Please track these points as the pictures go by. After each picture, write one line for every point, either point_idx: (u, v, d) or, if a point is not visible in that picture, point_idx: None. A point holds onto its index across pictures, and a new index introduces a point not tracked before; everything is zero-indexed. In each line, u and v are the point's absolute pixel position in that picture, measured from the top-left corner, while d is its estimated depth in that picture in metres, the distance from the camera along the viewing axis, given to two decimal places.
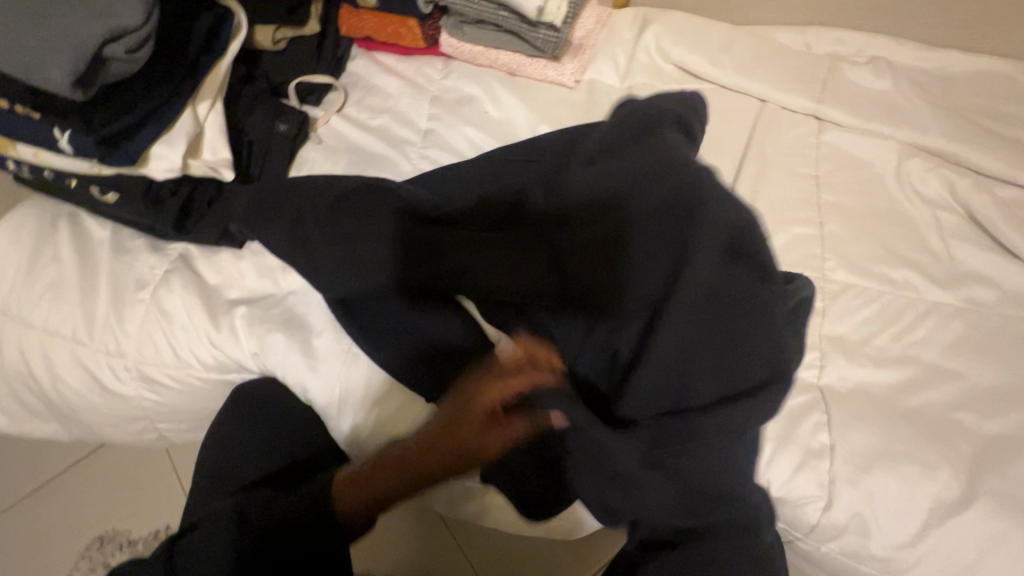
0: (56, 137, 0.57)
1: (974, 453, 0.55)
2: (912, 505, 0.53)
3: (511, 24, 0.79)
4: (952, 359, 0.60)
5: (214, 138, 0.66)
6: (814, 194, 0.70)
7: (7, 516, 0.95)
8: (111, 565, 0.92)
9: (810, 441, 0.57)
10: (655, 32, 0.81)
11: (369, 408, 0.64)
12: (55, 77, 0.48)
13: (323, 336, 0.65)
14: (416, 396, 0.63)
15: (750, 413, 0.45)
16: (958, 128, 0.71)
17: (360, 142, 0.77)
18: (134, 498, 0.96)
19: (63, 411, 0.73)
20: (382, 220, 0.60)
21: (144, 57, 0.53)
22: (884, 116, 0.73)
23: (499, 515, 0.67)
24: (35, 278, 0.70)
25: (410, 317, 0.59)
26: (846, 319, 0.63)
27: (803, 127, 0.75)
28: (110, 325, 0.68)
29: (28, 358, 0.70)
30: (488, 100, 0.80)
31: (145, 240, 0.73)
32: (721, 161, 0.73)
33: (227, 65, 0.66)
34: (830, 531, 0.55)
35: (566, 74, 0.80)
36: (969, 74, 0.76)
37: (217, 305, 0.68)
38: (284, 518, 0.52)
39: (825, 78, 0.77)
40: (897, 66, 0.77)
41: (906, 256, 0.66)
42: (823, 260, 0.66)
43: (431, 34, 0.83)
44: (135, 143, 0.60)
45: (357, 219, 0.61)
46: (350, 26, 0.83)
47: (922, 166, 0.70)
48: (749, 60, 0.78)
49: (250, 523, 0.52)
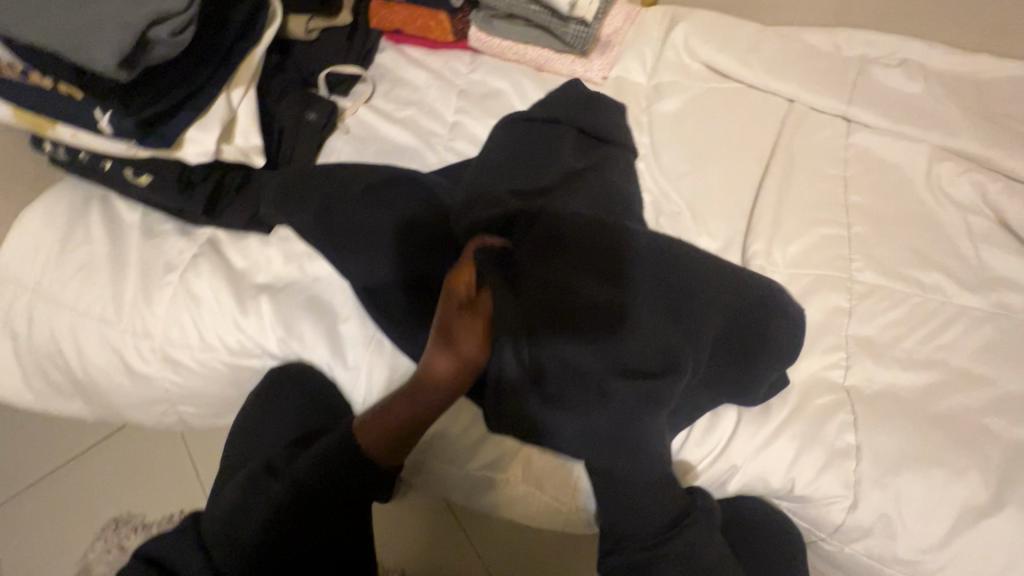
0: (96, 118, 0.58)
1: (1004, 459, 0.54)
2: (939, 509, 0.53)
3: (541, 19, 0.78)
4: (982, 364, 0.59)
5: (247, 124, 0.67)
6: (842, 195, 0.70)
7: (26, 495, 0.96)
8: (127, 546, 0.93)
9: (836, 441, 0.56)
10: (684, 31, 0.81)
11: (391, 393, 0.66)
12: (101, 57, 0.49)
13: (349, 323, 0.67)
14: None
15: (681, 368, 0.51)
16: (990, 133, 0.70)
17: (387, 133, 0.78)
18: (151, 481, 0.97)
19: (89, 390, 0.74)
20: (392, 212, 0.63)
21: (187, 40, 0.54)
22: (915, 119, 0.73)
23: (516, 508, 0.67)
24: (66, 259, 0.71)
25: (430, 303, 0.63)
26: (874, 320, 0.62)
27: (832, 128, 0.75)
28: (138, 306, 0.69)
29: (57, 336, 0.71)
30: (515, 94, 0.80)
31: (175, 224, 0.74)
32: (748, 161, 0.73)
33: (261, 53, 0.67)
34: (855, 532, 0.55)
35: (593, 71, 0.80)
36: (1002, 79, 0.75)
37: (244, 288, 0.69)
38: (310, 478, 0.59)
39: (855, 80, 0.76)
40: (929, 69, 0.77)
41: (936, 259, 0.65)
42: (850, 261, 0.66)
43: (460, 28, 0.84)
44: (173, 126, 0.61)
45: (371, 213, 0.63)
46: (381, 18, 0.84)
47: (953, 169, 0.70)
48: (777, 61, 0.78)
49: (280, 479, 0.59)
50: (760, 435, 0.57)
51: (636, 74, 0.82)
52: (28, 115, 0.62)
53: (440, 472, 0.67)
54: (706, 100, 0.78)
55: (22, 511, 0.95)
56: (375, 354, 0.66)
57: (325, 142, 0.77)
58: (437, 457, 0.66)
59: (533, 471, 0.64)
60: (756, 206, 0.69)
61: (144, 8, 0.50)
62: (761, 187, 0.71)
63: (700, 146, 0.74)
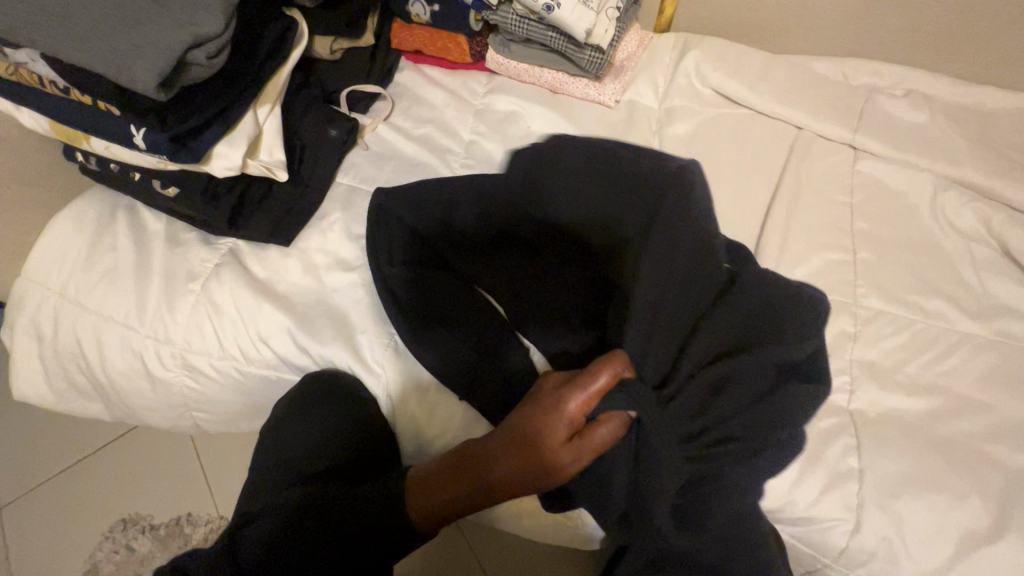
0: (131, 134, 0.62)
1: (1004, 485, 0.55)
2: (940, 534, 0.54)
3: (558, 44, 0.80)
4: (983, 392, 0.60)
5: (271, 141, 0.70)
6: (847, 221, 0.72)
7: (36, 494, 0.97)
8: (134, 548, 0.94)
9: (838, 464, 0.57)
10: (695, 57, 0.84)
11: (407, 402, 0.67)
12: (144, 79, 0.51)
13: (368, 334, 0.69)
14: (448, 393, 0.66)
15: (758, 406, 0.54)
16: (993, 163, 0.72)
17: (405, 150, 0.80)
18: (159, 484, 0.99)
19: (108, 393, 0.76)
20: (463, 219, 0.67)
21: (221, 62, 0.57)
22: (919, 148, 0.75)
23: (522, 521, 0.67)
24: (93, 265, 0.73)
25: (447, 318, 0.65)
26: (877, 345, 0.64)
27: (839, 155, 0.77)
28: (161, 313, 0.71)
29: (80, 340, 0.73)
30: (529, 116, 0.82)
31: (196, 234, 0.75)
32: (757, 185, 0.75)
33: (289, 72, 0.71)
34: (859, 556, 0.55)
35: (606, 94, 0.82)
36: (1004, 111, 0.78)
37: (265, 297, 0.70)
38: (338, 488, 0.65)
39: (862, 109, 0.78)
40: (934, 99, 0.79)
41: (939, 287, 0.67)
42: (855, 285, 0.67)
43: (477, 51, 0.86)
44: (202, 140, 0.64)
45: (441, 224, 0.68)
46: (402, 39, 0.87)
47: (957, 199, 0.71)
48: (786, 88, 0.80)
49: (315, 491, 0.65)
50: None
51: (648, 99, 0.84)
52: (65, 128, 0.65)
53: None
54: (715, 126, 0.80)
55: (33, 509, 0.96)
56: (402, 370, 0.68)
57: (344, 158, 0.80)
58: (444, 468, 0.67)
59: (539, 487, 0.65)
60: (764, 229, 0.71)
61: (183, 33, 0.52)
62: (768, 212, 0.72)
63: (710, 168, 0.76)
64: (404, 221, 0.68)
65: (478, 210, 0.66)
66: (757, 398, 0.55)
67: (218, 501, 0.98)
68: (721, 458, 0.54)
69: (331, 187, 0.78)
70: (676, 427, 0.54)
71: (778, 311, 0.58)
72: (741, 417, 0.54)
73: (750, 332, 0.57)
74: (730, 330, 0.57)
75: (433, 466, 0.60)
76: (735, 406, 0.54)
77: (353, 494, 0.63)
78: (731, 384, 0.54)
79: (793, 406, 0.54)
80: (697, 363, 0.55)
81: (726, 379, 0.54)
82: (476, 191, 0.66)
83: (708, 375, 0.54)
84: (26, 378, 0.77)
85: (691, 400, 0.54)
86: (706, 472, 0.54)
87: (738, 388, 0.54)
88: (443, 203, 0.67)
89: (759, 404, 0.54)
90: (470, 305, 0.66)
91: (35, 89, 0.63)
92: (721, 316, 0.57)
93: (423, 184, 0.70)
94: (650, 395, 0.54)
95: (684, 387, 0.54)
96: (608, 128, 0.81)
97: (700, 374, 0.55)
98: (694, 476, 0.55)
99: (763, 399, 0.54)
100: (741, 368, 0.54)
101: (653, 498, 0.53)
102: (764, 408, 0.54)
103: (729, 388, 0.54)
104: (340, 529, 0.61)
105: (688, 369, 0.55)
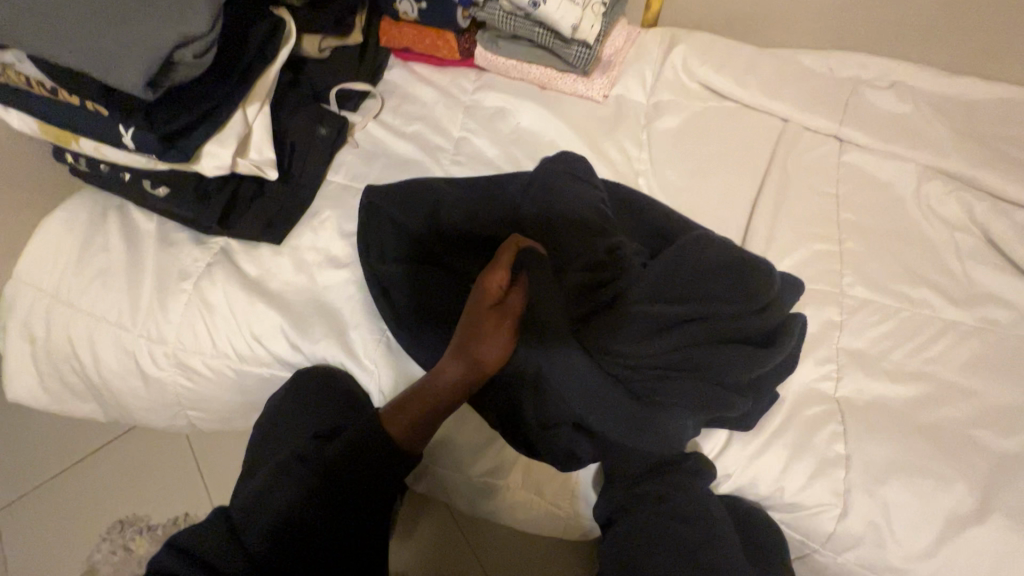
0: (120, 133, 0.62)
1: (988, 468, 0.56)
2: (926, 518, 0.54)
3: (545, 40, 0.81)
4: (968, 377, 0.61)
5: (261, 139, 0.70)
6: (833, 211, 0.72)
7: (32, 497, 0.97)
8: (131, 549, 0.95)
9: (826, 450, 0.58)
10: (682, 51, 0.84)
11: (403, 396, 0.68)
12: (133, 79, 0.52)
13: (359, 330, 0.69)
14: None
15: (699, 354, 0.57)
16: (977, 152, 0.73)
17: (395, 147, 0.81)
18: (156, 485, 0.99)
19: (102, 393, 0.77)
20: (451, 219, 0.68)
21: (209, 61, 0.57)
22: (904, 138, 0.75)
23: (517, 515, 0.68)
24: (85, 266, 0.73)
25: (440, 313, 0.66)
26: (864, 333, 0.64)
27: (826, 147, 0.77)
28: (154, 312, 0.71)
29: (74, 341, 0.73)
30: (518, 112, 0.83)
31: (188, 233, 0.76)
32: (744, 178, 0.75)
33: (277, 71, 0.71)
34: (847, 540, 0.56)
35: (595, 89, 0.83)
36: (988, 101, 0.78)
37: (257, 296, 0.70)
38: (337, 459, 0.59)
39: (848, 101, 0.79)
40: (919, 90, 0.80)
41: (924, 275, 0.68)
42: (841, 275, 0.68)
43: (466, 48, 0.87)
44: (190, 139, 0.64)
45: (428, 221, 0.68)
46: (390, 37, 0.87)
47: (941, 188, 0.72)
48: (772, 81, 0.81)
49: (308, 458, 0.59)
50: (752, 443, 0.60)
51: (636, 93, 0.84)
52: (54, 129, 0.66)
53: (444, 477, 0.69)
54: (703, 119, 0.81)
55: (29, 512, 0.96)
56: (397, 366, 0.69)
57: (334, 156, 0.80)
58: (439, 462, 0.68)
59: (533, 479, 0.65)
60: (752, 221, 0.72)
61: (170, 33, 0.53)
62: (756, 205, 0.73)
63: (698, 162, 0.77)
64: (396, 221, 0.69)
65: (464, 217, 0.68)
66: (700, 347, 0.58)
67: (215, 501, 0.98)
68: (674, 408, 0.57)
69: (322, 185, 0.78)
70: (621, 373, 0.58)
71: (731, 267, 0.60)
72: (695, 357, 0.58)
73: (698, 279, 0.60)
74: (674, 284, 0.60)
75: (405, 399, 0.62)
76: (688, 347, 0.58)
77: (352, 464, 0.59)
78: (672, 331, 0.58)
79: (750, 359, 0.57)
80: (640, 318, 0.59)
81: (666, 328, 0.58)
82: (462, 197, 0.69)
83: (657, 316, 0.59)
84: (20, 381, 0.77)
85: (637, 351, 0.58)
86: (662, 418, 0.56)
87: (680, 340, 0.58)
88: (434, 203, 0.69)
89: (701, 351, 0.58)
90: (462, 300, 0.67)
91: (23, 91, 0.64)
92: (675, 267, 0.61)
93: (416, 181, 0.70)
94: (600, 349, 0.59)
95: (629, 339, 0.59)
96: (597, 123, 0.81)
97: (642, 326, 0.59)
98: (653, 428, 0.57)
99: (705, 346, 0.58)
100: (679, 317, 0.59)
101: (613, 434, 0.58)
102: (709, 360, 0.57)
103: (672, 337, 0.58)
104: (347, 500, 0.58)
105: (631, 320, 0.59)
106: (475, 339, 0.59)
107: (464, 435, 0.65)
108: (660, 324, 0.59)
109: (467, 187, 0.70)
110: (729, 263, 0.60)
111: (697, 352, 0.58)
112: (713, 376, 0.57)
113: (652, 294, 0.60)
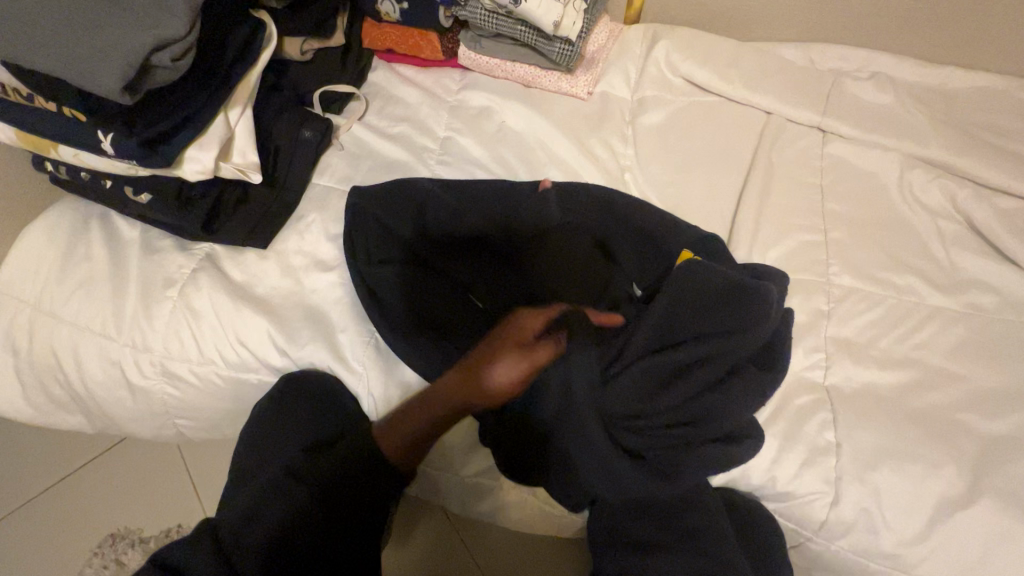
0: (99, 140, 0.61)
1: (976, 451, 0.56)
2: (917, 503, 0.55)
3: (528, 38, 0.81)
4: (955, 363, 0.62)
5: (244, 143, 0.70)
6: (818, 202, 0.73)
7: (20, 513, 0.96)
8: (122, 563, 0.90)
9: (816, 438, 0.58)
10: (665, 47, 0.85)
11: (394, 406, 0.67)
12: (107, 82, 0.51)
13: (347, 332, 0.69)
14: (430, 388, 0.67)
15: (705, 403, 0.55)
16: (957, 140, 0.74)
17: (380, 148, 0.80)
18: (149, 497, 0.98)
19: (87, 404, 0.75)
20: (430, 216, 0.68)
21: (187, 64, 0.56)
22: (886, 129, 0.76)
23: (513, 513, 0.67)
24: (67, 275, 0.72)
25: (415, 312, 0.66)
26: (851, 322, 0.65)
27: (809, 139, 0.78)
28: (139, 320, 0.70)
29: (57, 351, 0.72)
30: (503, 110, 0.83)
31: (173, 240, 0.75)
32: (730, 171, 0.76)
33: (258, 74, 0.70)
34: (839, 528, 0.56)
35: (579, 86, 0.83)
36: (966, 90, 0.80)
37: (244, 302, 0.70)
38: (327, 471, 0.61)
39: (829, 93, 0.80)
40: (899, 81, 0.81)
41: (908, 263, 0.68)
42: (827, 265, 0.68)
43: (450, 48, 0.87)
44: (172, 145, 0.63)
45: (402, 213, 0.68)
46: (373, 38, 0.87)
47: (923, 176, 0.73)
48: (755, 75, 0.82)
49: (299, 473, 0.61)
50: None
51: (620, 89, 0.85)
52: (33, 137, 0.65)
53: (434, 479, 0.68)
54: (687, 115, 0.81)
55: (17, 529, 0.94)
56: (387, 373, 0.67)
57: (319, 159, 0.79)
58: (430, 463, 0.66)
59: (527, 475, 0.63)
60: (738, 212, 0.72)
61: (146, 35, 0.52)
62: (741, 199, 0.73)
63: (683, 156, 0.77)
64: (376, 220, 0.68)
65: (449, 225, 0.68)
66: (707, 388, 0.56)
67: (210, 505, 0.97)
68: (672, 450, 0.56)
69: (307, 188, 0.77)
70: (620, 415, 0.56)
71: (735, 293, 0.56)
72: (694, 404, 0.55)
73: (698, 308, 0.57)
74: (679, 318, 0.57)
75: (404, 415, 0.61)
76: (696, 392, 0.56)
77: (343, 474, 0.60)
78: (683, 379, 0.55)
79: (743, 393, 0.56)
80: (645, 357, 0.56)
81: (676, 372, 0.56)
82: (451, 199, 0.69)
83: (657, 363, 0.55)
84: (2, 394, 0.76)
85: (643, 396, 0.56)
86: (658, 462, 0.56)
87: (689, 387, 0.55)
88: (415, 195, 0.69)
89: (710, 395, 0.55)
90: (440, 304, 0.66)
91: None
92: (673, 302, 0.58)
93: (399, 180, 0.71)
94: (602, 389, 0.56)
95: (637, 380, 0.56)
96: (582, 119, 0.81)
97: (648, 370, 0.56)
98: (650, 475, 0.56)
99: (717, 387, 0.55)
100: (691, 361, 0.56)
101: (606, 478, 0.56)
102: (715, 405, 0.55)
103: (683, 382, 0.55)
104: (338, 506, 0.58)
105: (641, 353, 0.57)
106: (485, 362, 0.58)
107: (455, 436, 0.64)
108: (667, 367, 0.56)
109: (452, 187, 0.70)
110: (733, 287, 0.57)
111: (703, 400, 0.55)
112: (713, 419, 0.55)
113: (659, 331, 0.57)
